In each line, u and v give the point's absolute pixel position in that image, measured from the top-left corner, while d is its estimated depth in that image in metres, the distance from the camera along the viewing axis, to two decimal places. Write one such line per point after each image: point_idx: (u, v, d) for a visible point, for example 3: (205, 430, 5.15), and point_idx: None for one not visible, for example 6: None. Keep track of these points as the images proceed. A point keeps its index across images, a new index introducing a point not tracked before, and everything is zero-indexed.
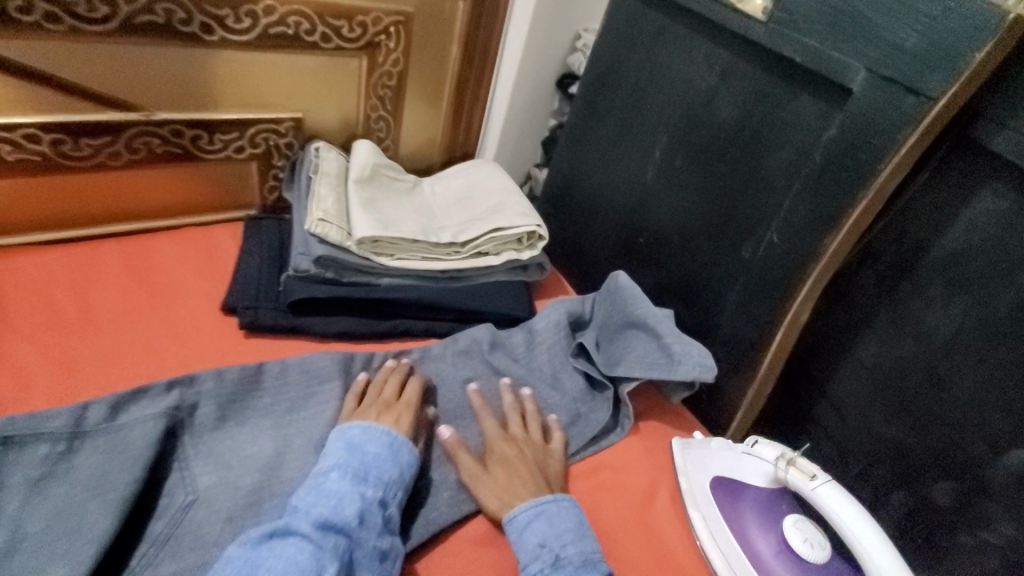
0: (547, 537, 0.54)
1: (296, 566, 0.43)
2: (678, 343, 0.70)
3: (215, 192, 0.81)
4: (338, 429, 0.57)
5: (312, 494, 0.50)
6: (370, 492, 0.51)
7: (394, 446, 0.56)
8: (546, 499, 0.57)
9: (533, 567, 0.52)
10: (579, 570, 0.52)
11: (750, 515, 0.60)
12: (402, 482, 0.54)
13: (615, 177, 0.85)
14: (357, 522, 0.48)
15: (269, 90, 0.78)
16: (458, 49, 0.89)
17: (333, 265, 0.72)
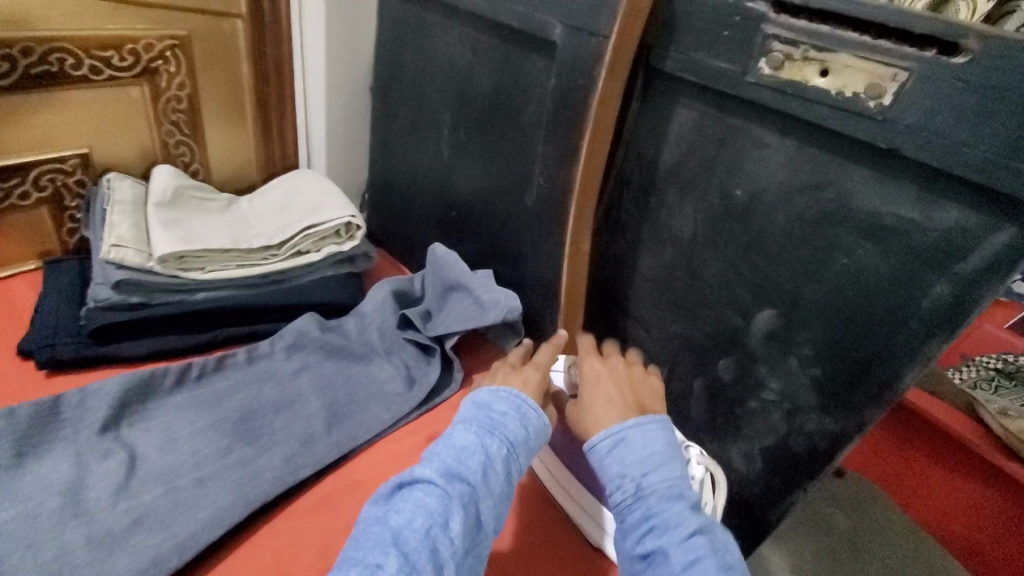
0: (626, 465, 0.56)
1: (420, 515, 0.45)
2: (487, 293, 0.77)
3: (8, 243, 0.80)
4: (467, 395, 0.59)
5: (445, 446, 0.52)
6: (506, 440, 0.54)
7: (520, 406, 0.57)
8: (627, 427, 0.59)
9: (618, 495, 0.55)
10: (663, 498, 0.53)
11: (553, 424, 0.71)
12: (530, 437, 0.56)
13: (419, 161, 0.91)
14: (479, 472, 0.50)
15: (47, 130, 0.77)
16: (249, 68, 0.92)
17: (138, 288, 0.72)
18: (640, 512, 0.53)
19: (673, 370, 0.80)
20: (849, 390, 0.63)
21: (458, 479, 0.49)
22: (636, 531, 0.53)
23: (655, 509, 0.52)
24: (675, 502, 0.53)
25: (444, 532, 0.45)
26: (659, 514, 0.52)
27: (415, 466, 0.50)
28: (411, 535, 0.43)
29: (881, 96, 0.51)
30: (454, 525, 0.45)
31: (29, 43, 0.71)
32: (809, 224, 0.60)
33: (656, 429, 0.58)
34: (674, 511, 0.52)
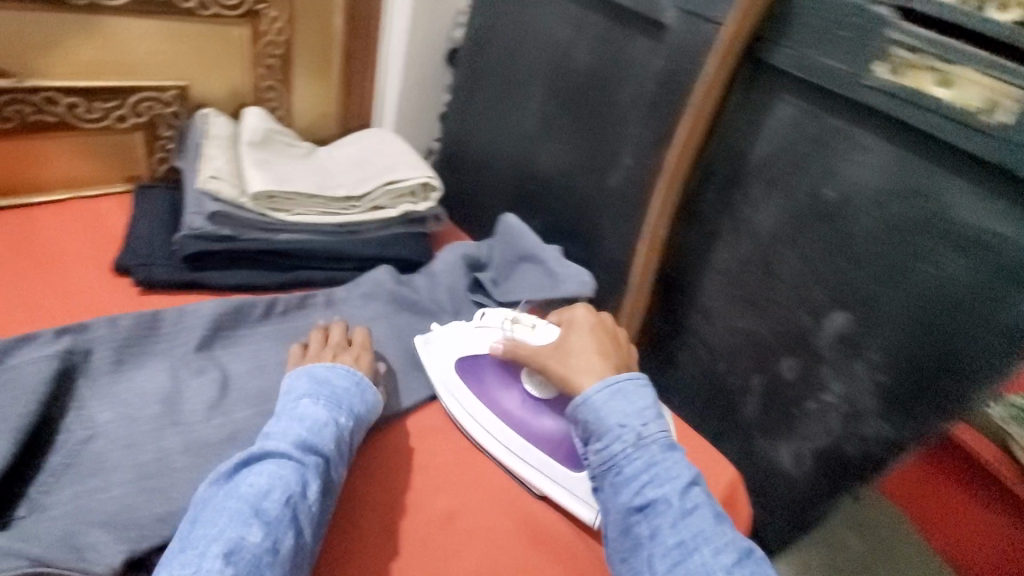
0: (626, 415, 0.56)
1: (279, 483, 0.47)
2: (560, 266, 0.79)
3: (99, 164, 0.80)
4: (302, 368, 0.60)
5: (285, 417, 0.54)
6: (345, 416, 0.56)
7: (358, 383, 0.60)
8: (620, 377, 0.59)
9: (616, 446, 0.55)
10: (663, 448, 0.54)
11: (497, 389, 0.68)
12: (368, 412, 0.59)
13: (503, 133, 0.93)
14: (331, 443, 0.53)
15: (149, 59, 0.78)
16: (343, 21, 0.93)
17: (229, 222, 0.74)
18: (642, 461, 0.53)
19: (733, 365, 0.81)
20: (914, 399, 0.64)
21: (319, 450, 0.52)
22: (631, 482, 0.53)
23: (659, 459, 0.53)
24: (674, 452, 0.54)
25: (301, 499, 0.48)
26: (662, 464, 0.53)
27: (267, 438, 0.51)
28: (267, 503, 0.46)
29: (992, 109, 0.52)
30: (310, 494, 0.48)
31: None
32: (895, 229, 0.61)
33: (643, 385, 0.58)
34: (671, 462, 0.53)
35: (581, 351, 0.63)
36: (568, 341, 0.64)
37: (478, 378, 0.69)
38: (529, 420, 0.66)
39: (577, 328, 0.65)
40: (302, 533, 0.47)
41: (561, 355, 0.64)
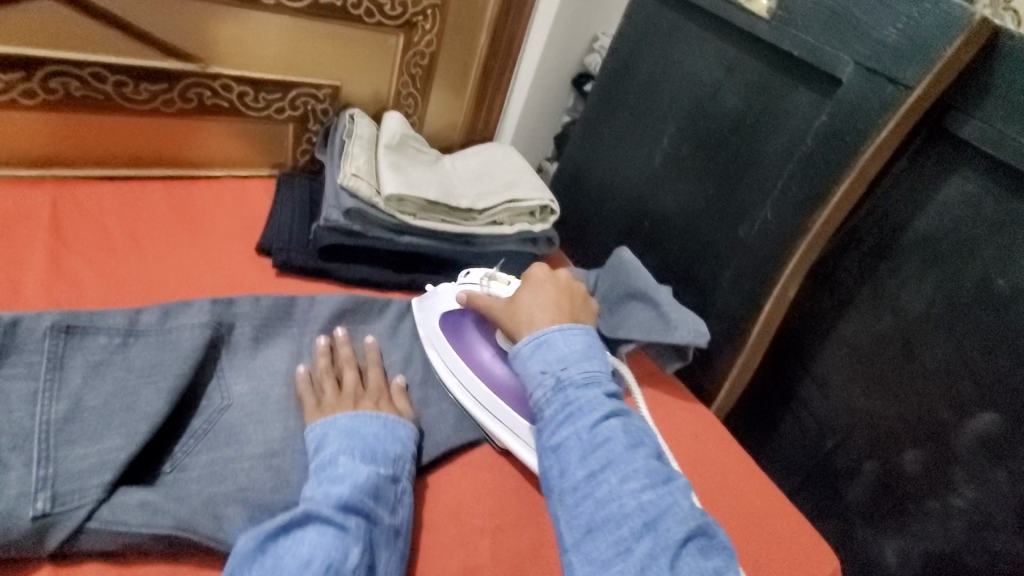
0: (547, 362, 0.56)
1: (321, 550, 0.43)
2: (674, 312, 0.75)
3: (253, 149, 0.87)
4: (327, 419, 0.55)
5: (322, 482, 0.49)
6: (388, 468, 0.52)
7: (392, 423, 0.56)
8: (548, 331, 0.59)
9: (538, 393, 0.55)
10: (580, 387, 0.54)
11: (478, 347, 0.67)
12: (408, 456, 0.55)
13: (625, 166, 0.91)
14: (371, 496, 0.49)
15: (313, 57, 0.84)
16: (487, 38, 0.96)
17: (361, 219, 0.77)
18: (558, 404, 0.54)
19: (844, 445, 0.76)
20: None
21: (360, 509, 0.47)
22: (552, 423, 0.53)
23: (574, 399, 0.53)
24: (594, 389, 0.54)
25: (344, 564, 0.43)
26: (577, 402, 0.53)
27: (305, 499, 0.47)
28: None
29: None
30: (353, 559, 0.44)
31: None
32: None
33: (579, 331, 0.58)
34: (589, 398, 0.53)
35: (530, 304, 0.63)
36: (518, 297, 0.65)
37: (461, 338, 0.68)
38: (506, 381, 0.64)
39: (530, 284, 0.66)
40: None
41: (514, 310, 0.64)
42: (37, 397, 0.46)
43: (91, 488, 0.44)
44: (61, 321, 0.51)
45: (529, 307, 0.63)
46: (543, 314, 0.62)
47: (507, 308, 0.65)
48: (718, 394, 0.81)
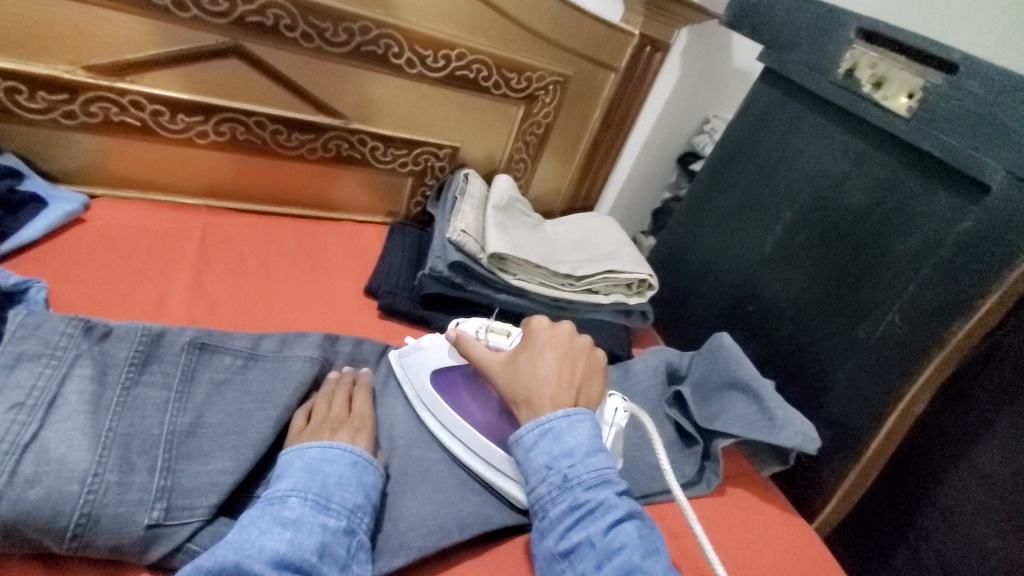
0: (553, 458, 0.53)
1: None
2: (781, 410, 0.69)
3: (374, 198, 0.94)
4: (298, 447, 0.51)
5: (266, 522, 0.44)
6: (341, 520, 0.46)
7: (363, 464, 0.51)
8: (549, 419, 0.55)
9: (542, 489, 0.52)
10: (590, 486, 0.51)
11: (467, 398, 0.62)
12: (369, 505, 0.49)
13: (731, 249, 0.89)
14: (317, 554, 0.43)
15: (439, 121, 0.91)
16: (601, 115, 1.00)
17: (463, 272, 0.80)
18: (567, 503, 0.51)
19: None
20: None
21: (298, 570, 0.42)
22: (559, 525, 0.50)
23: (583, 500, 0.50)
24: (606, 488, 0.51)
25: None
26: (587, 504, 0.50)
27: (241, 545, 0.42)
28: None
29: None
30: None
31: (465, 50, 0.84)
32: None
33: (584, 418, 0.55)
34: (600, 499, 0.50)
35: (534, 371, 0.59)
36: (521, 361, 0.60)
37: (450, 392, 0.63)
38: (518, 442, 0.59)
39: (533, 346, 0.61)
40: None
41: (511, 372, 0.59)
42: (168, 407, 0.51)
43: (199, 511, 0.47)
44: (198, 337, 0.57)
45: (538, 371, 0.59)
46: (546, 388, 0.57)
47: (505, 368, 0.60)
48: (822, 509, 0.73)
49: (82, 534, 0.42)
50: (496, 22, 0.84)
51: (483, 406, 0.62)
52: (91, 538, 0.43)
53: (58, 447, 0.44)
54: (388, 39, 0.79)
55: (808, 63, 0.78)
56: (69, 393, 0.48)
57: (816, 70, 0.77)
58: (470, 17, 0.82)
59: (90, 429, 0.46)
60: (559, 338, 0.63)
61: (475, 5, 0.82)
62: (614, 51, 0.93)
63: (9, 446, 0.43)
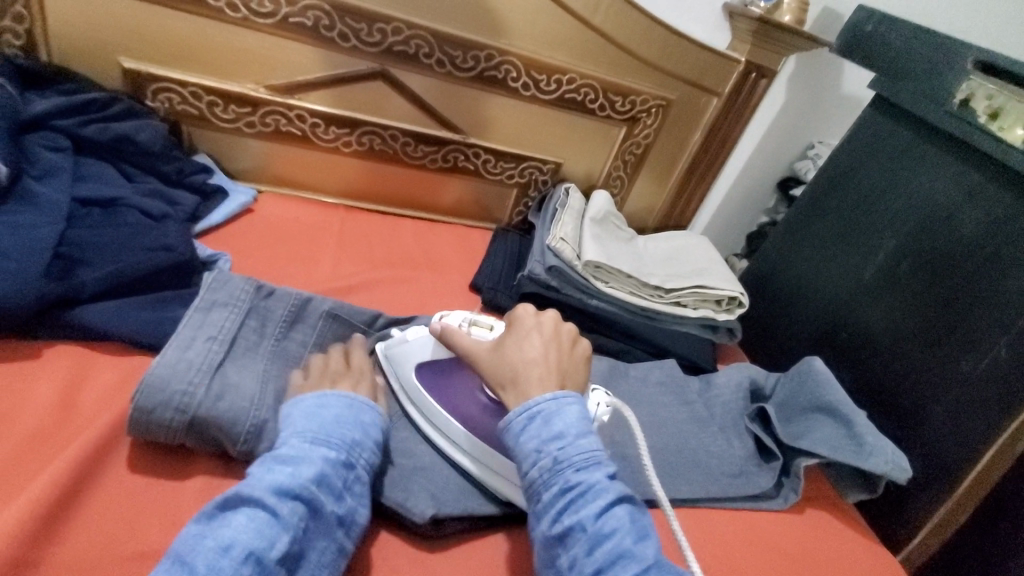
0: (542, 442, 0.51)
1: (245, 535, 0.42)
2: (871, 435, 0.69)
3: (482, 205, 1.04)
4: (293, 399, 0.54)
5: (268, 460, 0.48)
6: (340, 455, 0.50)
7: (358, 405, 0.55)
8: (541, 402, 0.53)
9: (532, 474, 0.50)
10: (580, 469, 0.50)
11: (457, 381, 0.64)
12: (368, 442, 0.53)
13: (828, 273, 0.89)
14: (314, 483, 0.46)
15: (545, 138, 0.99)
16: (700, 137, 1.04)
17: (559, 276, 0.87)
18: (558, 487, 0.49)
19: None
20: None
21: (302, 499, 0.45)
22: (552, 509, 0.48)
23: (575, 482, 0.49)
24: (595, 470, 0.50)
25: (263, 555, 0.41)
26: (580, 487, 0.48)
27: (245, 482, 0.46)
28: (223, 564, 0.40)
29: None
30: (278, 549, 0.42)
31: (576, 75, 0.92)
32: None
33: (573, 402, 0.54)
34: (593, 481, 0.49)
35: (515, 358, 0.58)
36: (505, 345, 0.60)
37: (439, 370, 0.65)
38: (482, 420, 0.62)
39: (518, 331, 0.61)
40: None
41: (495, 358, 0.59)
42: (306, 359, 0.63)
43: None
44: (333, 308, 0.67)
45: (522, 356, 0.58)
46: (534, 367, 0.57)
47: (493, 353, 0.60)
48: (910, 542, 0.72)
49: (250, 440, 0.53)
50: (607, 50, 0.91)
51: (469, 394, 0.63)
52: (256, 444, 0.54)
53: (236, 376, 0.56)
54: (508, 65, 0.89)
55: (921, 93, 0.78)
56: (244, 335, 0.60)
57: (929, 99, 0.77)
58: (583, 46, 0.90)
59: (257, 369, 0.58)
60: (544, 326, 0.62)
61: (588, 35, 0.89)
62: (719, 76, 0.97)
63: (206, 365, 0.55)
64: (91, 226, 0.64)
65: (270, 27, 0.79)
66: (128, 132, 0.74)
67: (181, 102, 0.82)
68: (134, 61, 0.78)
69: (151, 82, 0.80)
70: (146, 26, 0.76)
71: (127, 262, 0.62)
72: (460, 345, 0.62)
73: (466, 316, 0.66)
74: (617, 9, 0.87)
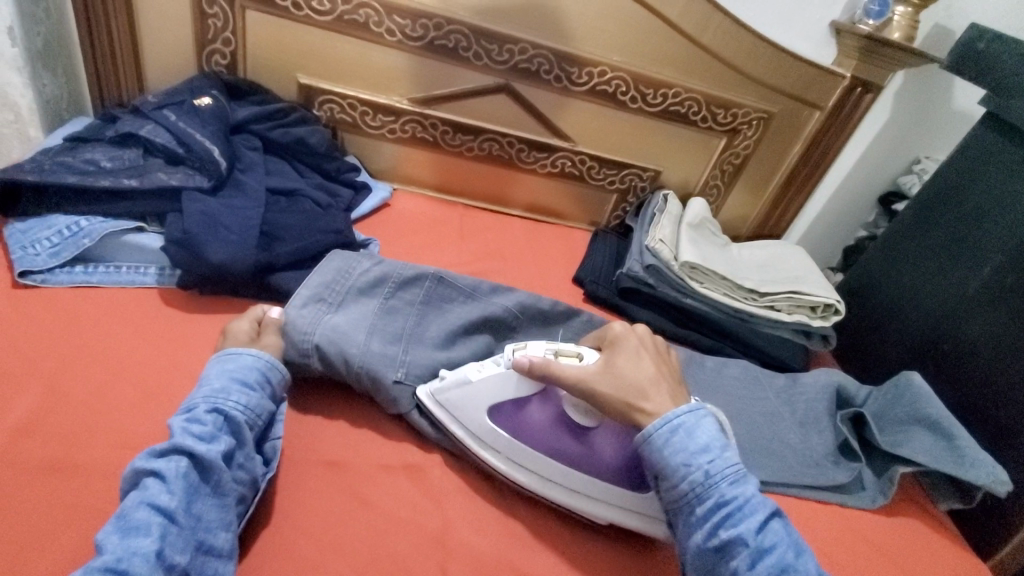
0: (688, 454, 0.55)
1: (132, 498, 0.45)
2: (972, 448, 0.71)
3: (583, 208, 1.13)
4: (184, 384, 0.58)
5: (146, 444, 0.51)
6: (207, 399, 0.53)
7: (224, 358, 0.57)
8: (679, 415, 0.57)
9: (683, 486, 0.54)
10: (730, 483, 0.53)
11: (531, 418, 0.62)
12: (230, 386, 0.54)
13: (930, 286, 0.89)
14: (181, 432, 0.49)
15: (647, 147, 1.06)
16: (800, 149, 1.07)
17: (656, 275, 0.94)
18: (712, 500, 0.52)
19: None
20: None
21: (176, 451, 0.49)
22: (706, 522, 0.52)
23: (729, 496, 0.52)
24: (742, 485, 0.53)
25: (154, 504, 0.45)
26: (732, 502, 0.52)
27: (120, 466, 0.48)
28: (120, 523, 0.44)
29: None
30: (164, 495, 0.45)
31: (681, 89, 0.99)
32: None
33: (709, 417, 0.57)
34: (744, 495, 0.52)
35: (637, 375, 0.60)
36: (616, 364, 0.61)
37: (511, 406, 0.63)
38: (576, 455, 0.61)
39: (623, 349, 0.63)
40: (172, 534, 0.44)
41: (614, 377, 0.59)
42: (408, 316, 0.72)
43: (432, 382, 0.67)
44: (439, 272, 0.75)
45: (637, 369, 0.61)
46: (657, 385, 0.60)
47: (607, 374, 0.60)
48: (1001, 547, 0.75)
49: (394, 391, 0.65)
50: (712, 66, 0.97)
51: (550, 430, 0.62)
52: (364, 374, 0.64)
53: (345, 326, 0.67)
54: (619, 80, 0.97)
55: None
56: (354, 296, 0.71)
57: None
58: (690, 62, 0.97)
59: (364, 320, 0.69)
60: (638, 341, 0.65)
61: (696, 52, 0.96)
62: (823, 91, 1.00)
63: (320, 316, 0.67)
64: (281, 210, 0.80)
65: (417, 48, 0.93)
66: (304, 136, 0.90)
67: (341, 112, 0.98)
68: (308, 77, 0.95)
69: (319, 94, 0.96)
70: (320, 48, 0.92)
71: (308, 240, 0.76)
72: (560, 375, 0.59)
73: (548, 346, 0.62)
74: (725, 28, 0.93)
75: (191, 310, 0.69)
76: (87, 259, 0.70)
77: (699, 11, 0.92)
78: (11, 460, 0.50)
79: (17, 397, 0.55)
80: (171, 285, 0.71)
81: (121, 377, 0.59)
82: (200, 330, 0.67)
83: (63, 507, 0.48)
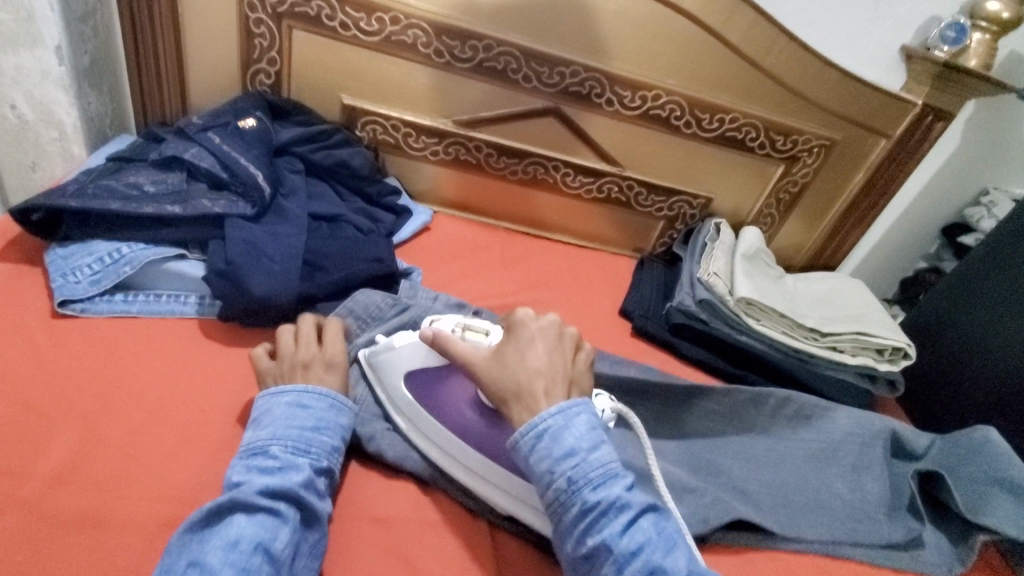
0: (554, 461, 0.48)
1: (249, 531, 0.44)
2: None
3: (628, 235, 1.08)
4: (272, 397, 0.54)
5: (249, 469, 0.49)
6: (328, 451, 0.52)
7: (339, 406, 0.56)
8: (546, 416, 0.50)
9: (550, 494, 0.48)
10: (596, 487, 0.47)
11: (449, 391, 0.61)
12: (343, 443, 0.55)
13: (1010, 332, 0.82)
14: (305, 482, 0.49)
15: (699, 173, 1.02)
16: (862, 178, 1.01)
17: (708, 309, 0.88)
18: (578, 507, 0.47)
19: None
20: None
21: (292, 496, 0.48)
22: (574, 530, 0.47)
23: (592, 503, 0.47)
24: (611, 486, 0.48)
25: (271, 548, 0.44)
26: (598, 508, 0.46)
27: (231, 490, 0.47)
28: (235, 557, 0.43)
29: None
30: (281, 542, 0.45)
31: (739, 114, 0.94)
32: None
33: (579, 411, 0.51)
34: (610, 499, 0.47)
35: (526, 366, 0.55)
36: (505, 352, 0.56)
37: (430, 378, 0.62)
38: (481, 431, 0.59)
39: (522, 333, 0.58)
40: None
41: (497, 365, 0.55)
42: None
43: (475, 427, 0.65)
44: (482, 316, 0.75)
45: (531, 359, 0.55)
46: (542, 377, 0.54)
47: (492, 361, 0.56)
48: None
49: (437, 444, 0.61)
50: (773, 90, 0.92)
51: (463, 404, 0.60)
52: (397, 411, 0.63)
53: None
54: (673, 104, 0.93)
55: None
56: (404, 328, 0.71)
57: None
58: (749, 86, 0.92)
59: None
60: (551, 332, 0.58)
61: (757, 76, 0.91)
62: (891, 117, 0.94)
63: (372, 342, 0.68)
64: (324, 236, 0.77)
65: (465, 70, 0.90)
66: (346, 158, 0.87)
67: (383, 133, 0.95)
68: (351, 98, 0.92)
69: (362, 115, 0.93)
70: (365, 68, 0.89)
71: (350, 270, 0.73)
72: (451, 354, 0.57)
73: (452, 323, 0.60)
74: (789, 52, 0.88)
75: (231, 344, 0.66)
76: (127, 286, 0.68)
77: (763, 33, 0.87)
78: (49, 510, 0.48)
79: (55, 438, 0.53)
80: (210, 316, 0.68)
81: (160, 417, 0.56)
82: (240, 365, 0.64)
83: (97, 566, 0.45)
